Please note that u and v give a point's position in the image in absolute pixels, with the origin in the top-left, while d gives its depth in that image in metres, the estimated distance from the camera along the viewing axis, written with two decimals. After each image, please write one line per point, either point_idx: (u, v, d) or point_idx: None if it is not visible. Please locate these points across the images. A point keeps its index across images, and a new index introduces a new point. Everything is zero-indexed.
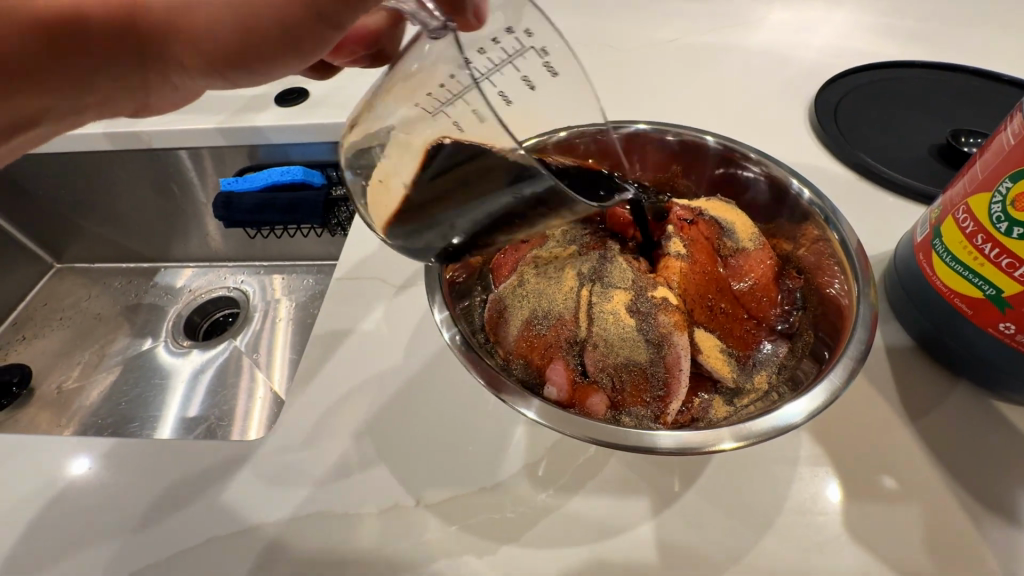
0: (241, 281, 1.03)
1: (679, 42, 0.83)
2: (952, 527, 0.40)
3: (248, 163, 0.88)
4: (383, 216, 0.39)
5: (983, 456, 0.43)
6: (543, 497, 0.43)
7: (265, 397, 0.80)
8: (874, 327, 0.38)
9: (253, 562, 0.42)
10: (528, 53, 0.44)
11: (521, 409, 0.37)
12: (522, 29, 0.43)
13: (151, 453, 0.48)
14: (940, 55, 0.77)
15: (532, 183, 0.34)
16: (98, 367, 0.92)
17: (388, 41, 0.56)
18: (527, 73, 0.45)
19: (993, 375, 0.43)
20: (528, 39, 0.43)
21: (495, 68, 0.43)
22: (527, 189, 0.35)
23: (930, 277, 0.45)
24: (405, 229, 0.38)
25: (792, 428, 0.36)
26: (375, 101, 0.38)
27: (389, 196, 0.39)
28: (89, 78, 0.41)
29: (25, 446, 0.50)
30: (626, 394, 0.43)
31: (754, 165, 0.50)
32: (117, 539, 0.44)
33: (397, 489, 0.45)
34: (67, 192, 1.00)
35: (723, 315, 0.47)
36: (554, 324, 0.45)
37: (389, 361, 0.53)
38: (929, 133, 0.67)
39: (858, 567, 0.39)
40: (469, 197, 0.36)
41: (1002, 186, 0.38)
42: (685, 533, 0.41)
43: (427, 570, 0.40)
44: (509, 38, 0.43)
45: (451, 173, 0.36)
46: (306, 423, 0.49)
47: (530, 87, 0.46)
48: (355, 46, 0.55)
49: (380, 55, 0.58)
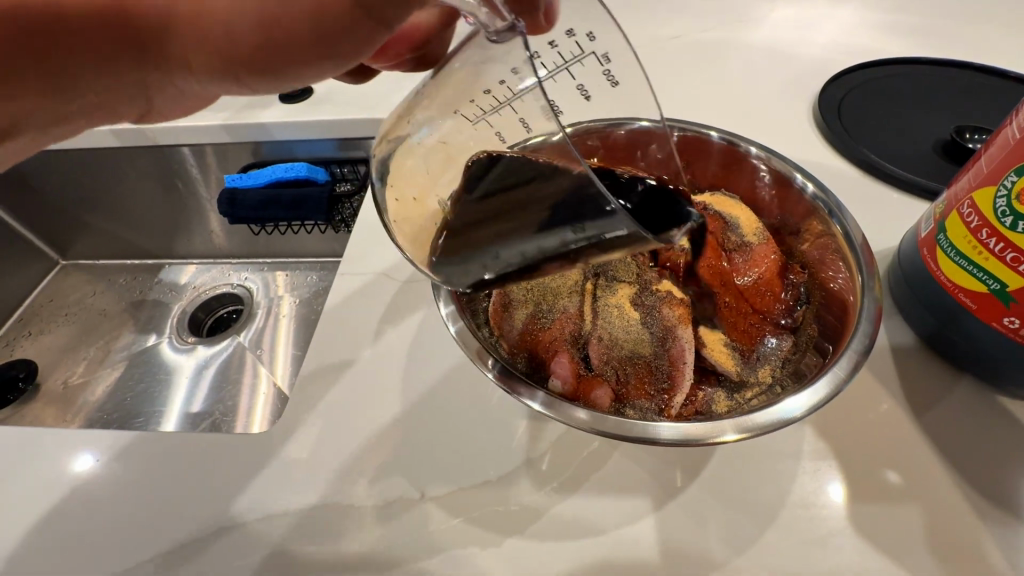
0: (245, 277, 1.04)
1: (683, 39, 0.83)
2: (955, 521, 0.40)
3: (253, 160, 0.89)
4: (420, 232, 0.40)
5: (986, 451, 0.43)
6: (547, 490, 0.44)
7: (269, 393, 0.81)
8: (879, 321, 0.39)
9: (261, 553, 0.42)
10: (587, 58, 0.45)
11: (525, 400, 0.38)
12: (583, 32, 0.43)
13: (159, 446, 0.49)
14: (945, 52, 0.77)
15: (596, 221, 0.32)
16: (103, 363, 0.93)
17: (436, 42, 0.53)
18: (583, 82, 0.48)
19: (997, 370, 0.43)
20: (589, 44, 0.44)
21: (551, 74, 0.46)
22: (591, 227, 0.33)
23: (934, 272, 0.45)
24: (450, 254, 0.40)
25: (794, 421, 0.36)
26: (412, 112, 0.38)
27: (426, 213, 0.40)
28: (88, 75, 0.39)
29: (35, 439, 0.51)
30: (630, 387, 0.43)
31: (757, 159, 0.50)
32: (126, 531, 0.44)
33: (403, 482, 0.45)
34: (71, 189, 1.00)
35: (729, 309, 0.47)
36: (559, 318, 0.46)
37: (395, 357, 0.53)
38: (933, 130, 0.67)
39: (861, 560, 0.39)
40: (524, 229, 0.35)
41: (1008, 180, 0.38)
42: (690, 527, 0.41)
43: (433, 561, 0.41)
44: (569, 43, 0.44)
45: (504, 199, 0.35)
46: (312, 417, 0.49)
47: (585, 95, 0.50)
48: (399, 47, 0.52)
49: (426, 59, 0.55)
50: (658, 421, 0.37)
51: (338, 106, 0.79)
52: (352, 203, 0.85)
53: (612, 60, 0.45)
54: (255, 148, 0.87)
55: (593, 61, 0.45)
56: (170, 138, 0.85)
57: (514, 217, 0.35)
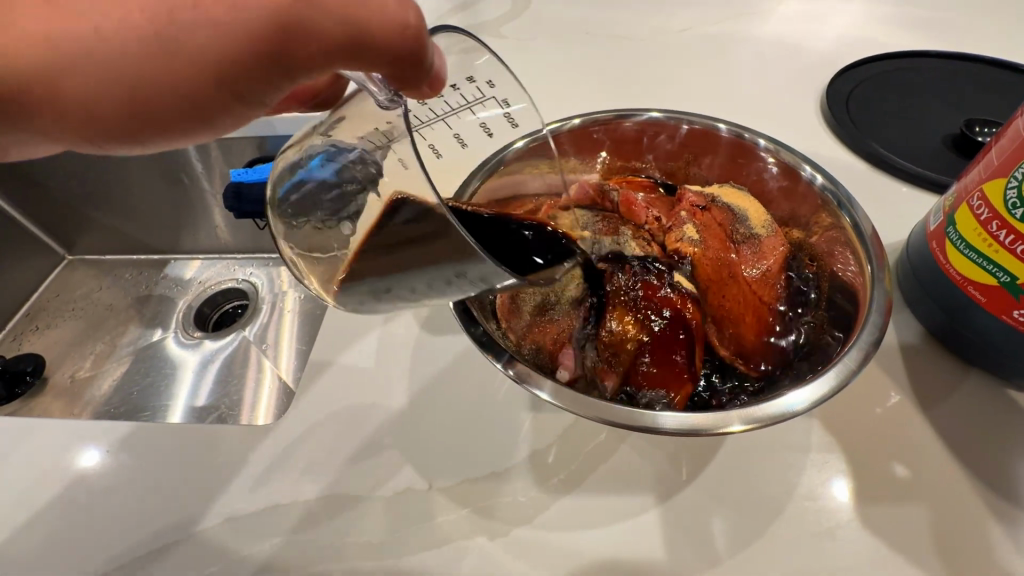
0: (249, 273, 1.04)
1: (689, 33, 0.83)
2: (962, 514, 0.40)
3: (257, 154, 0.89)
4: (312, 262, 0.40)
5: (995, 444, 0.43)
6: (553, 483, 0.44)
7: (273, 386, 0.80)
8: (888, 313, 0.38)
9: (269, 542, 0.42)
10: (488, 102, 0.47)
11: (535, 390, 0.38)
12: (482, 79, 0.44)
13: (169, 437, 0.49)
14: (956, 45, 0.77)
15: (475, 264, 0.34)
16: (111, 357, 0.94)
17: (329, 91, 0.51)
18: (486, 121, 0.49)
19: (1006, 362, 0.43)
20: (489, 89, 0.45)
21: (451, 111, 0.47)
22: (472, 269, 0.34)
23: (943, 266, 0.45)
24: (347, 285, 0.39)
25: (795, 415, 0.36)
26: (310, 140, 0.39)
27: (314, 242, 0.40)
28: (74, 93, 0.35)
29: (46, 431, 0.51)
30: (638, 379, 0.43)
31: (765, 152, 0.49)
32: (136, 519, 0.45)
33: (410, 474, 0.45)
34: (81, 186, 1.01)
35: (741, 302, 0.46)
36: (567, 309, 0.45)
37: (401, 348, 0.53)
38: (943, 123, 0.66)
39: (868, 552, 0.39)
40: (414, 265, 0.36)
41: (1018, 172, 0.38)
42: (696, 518, 0.41)
43: (440, 553, 0.41)
44: (470, 86, 0.45)
45: (402, 237, 0.35)
46: (320, 408, 0.50)
47: (489, 133, 0.50)
48: (288, 103, 0.50)
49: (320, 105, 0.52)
50: (670, 412, 0.37)
51: None
52: None
53: (511, 104, 0.48)
54: (260, 142, 0.87)
55: (493, 105, 0.48)
56: None
57: (409, 249, 0.35)
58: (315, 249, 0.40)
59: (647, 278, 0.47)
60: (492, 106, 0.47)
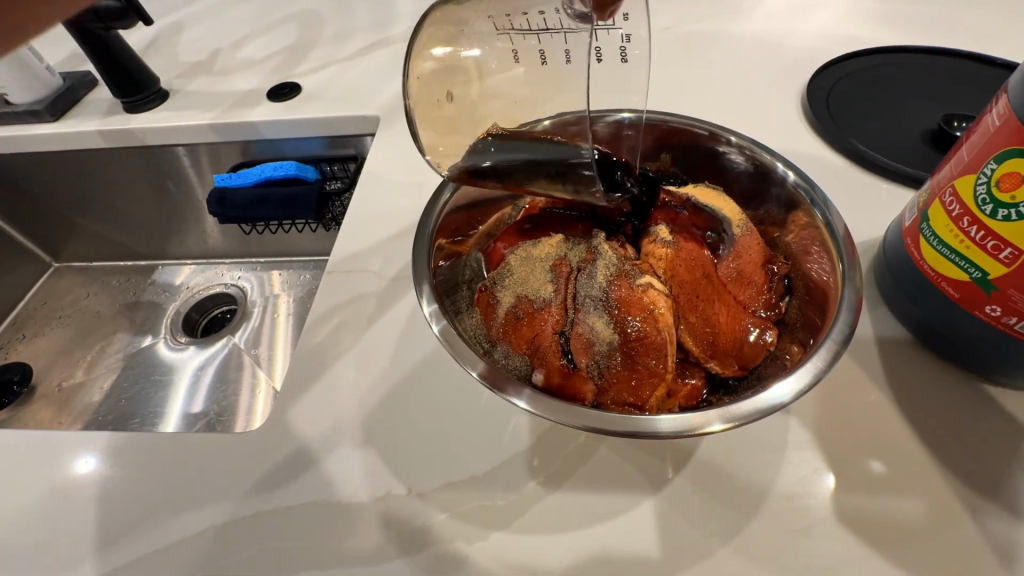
0: (238, 277, 1.04)
1: (673, 31, 0.83)
2: (938, 507, 0.40)
3: (242, 159, 0.89)
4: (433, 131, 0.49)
5: (972, 440, 0.43)
6: (534, 483, 0.44)
7: (266, 392, 0.81)
8: (859, 311, 0.38)
9: (250, 551, 0.42)
10: (614, 30, 0.53)
11: (511, 399, 0.37)
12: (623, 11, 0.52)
13: (152, 444, 0.49)
14: (935, 39, 0.77)
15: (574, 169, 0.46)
16: (100, 364, 0.93)
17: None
18: (603, 46, 0.54)
19: (980, 357, 0.44)
20: (623, 21, 0.52)
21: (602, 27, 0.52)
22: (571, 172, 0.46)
23: (918, 262, 0.45)
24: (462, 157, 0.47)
25: (779, 409, 0.36)
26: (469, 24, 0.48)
27: (442, 114, 0.49)
28: None
29: (29, 441, 0.51)
30: (615, 381, 0.42)
31: (739, 149, 0.50)
32: (114, 530, 0.45)
33: (391, 479, 0.45)
34: (66, 191, 0.99)
35: (715, 302, 0.46)
36: (541, 311, 0.45)
37: (383, 353, 0.53)
38: (924, 118, 0.67)
39: (845, 550, 0.39)
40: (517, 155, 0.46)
41: (987, 168, 0.38)
42: (675, 519, 0.41)
43: (420, 558, 0.41)
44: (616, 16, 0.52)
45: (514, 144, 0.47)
46: (300, 414, 0.49)
47: (622, 60, 0.56)
48: None
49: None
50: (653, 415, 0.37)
51: (327, 105, 0.81)
52: (342, 200, 0.85)
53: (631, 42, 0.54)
54: (244, 147, 0.87)
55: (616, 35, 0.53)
56: (161, 137, 0.85)
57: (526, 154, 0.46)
58: (428, 136, 0.49)
59: (621, 279, 0.45)
60: (617, 36, 0.53)
